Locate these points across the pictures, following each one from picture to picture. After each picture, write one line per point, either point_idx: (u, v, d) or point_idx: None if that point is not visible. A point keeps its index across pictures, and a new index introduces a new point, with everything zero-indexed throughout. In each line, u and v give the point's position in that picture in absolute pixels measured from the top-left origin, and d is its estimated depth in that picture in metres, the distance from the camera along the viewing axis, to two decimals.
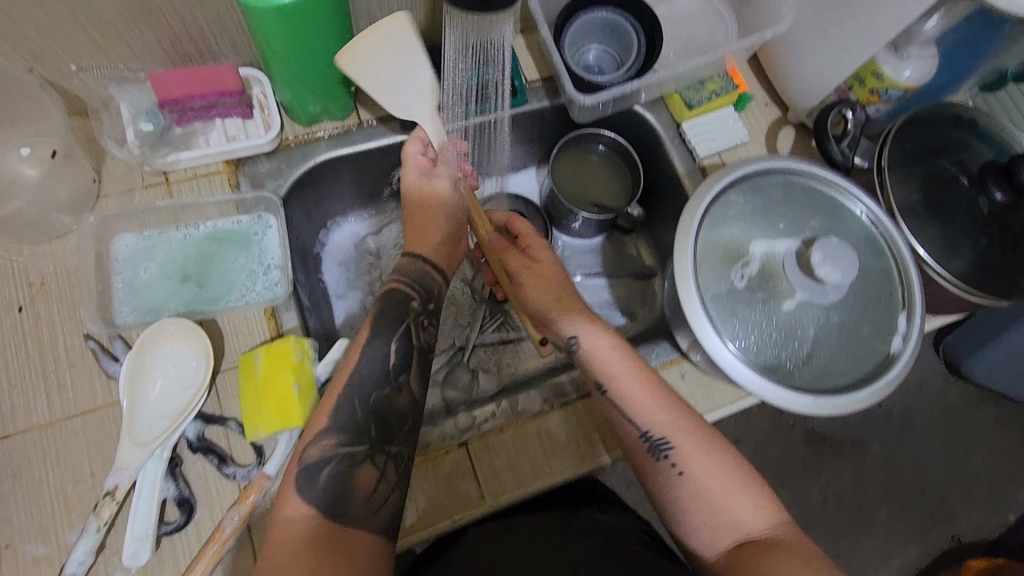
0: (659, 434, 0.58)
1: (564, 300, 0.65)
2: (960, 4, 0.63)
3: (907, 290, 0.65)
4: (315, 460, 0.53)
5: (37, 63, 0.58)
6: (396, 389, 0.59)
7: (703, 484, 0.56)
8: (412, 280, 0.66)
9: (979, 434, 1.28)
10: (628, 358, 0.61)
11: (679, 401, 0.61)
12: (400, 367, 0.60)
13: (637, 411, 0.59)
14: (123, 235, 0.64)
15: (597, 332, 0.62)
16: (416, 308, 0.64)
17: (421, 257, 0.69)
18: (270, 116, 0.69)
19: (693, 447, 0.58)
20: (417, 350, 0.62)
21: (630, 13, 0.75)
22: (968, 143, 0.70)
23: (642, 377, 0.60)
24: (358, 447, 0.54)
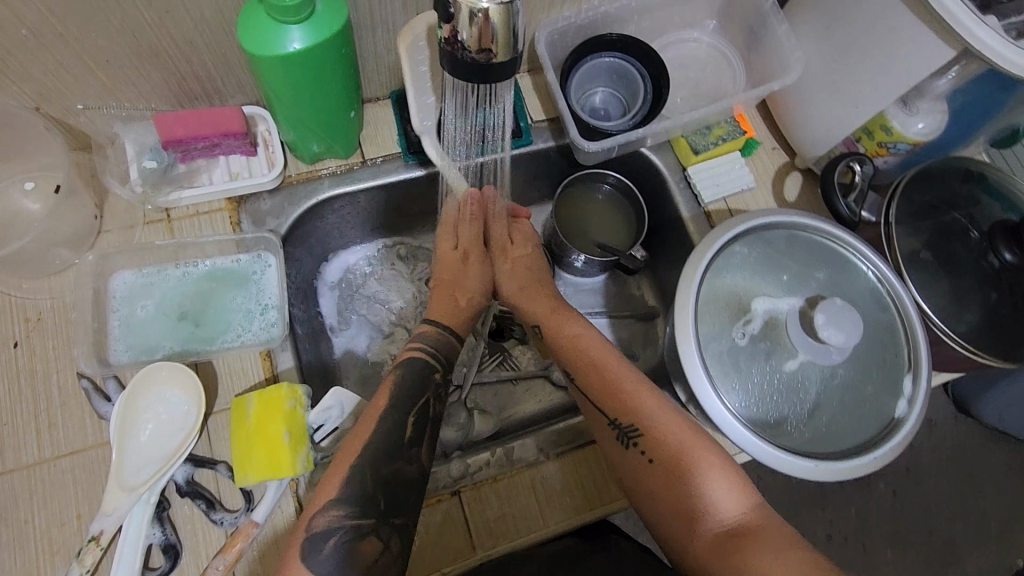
0: (625, 421, 0.61)
1: (557, 310, 0.70)
2: (971, 64, 0.61)
3: (913, 349, 0.63)
4: (321, 530, 0.52)
5: (44, 102, 0.59)
6: (408, 461, 0.58)
7: (670, 469, 0.58)
8: (433, 346, 0.65)
9: (990, 477, 1.25)
10: (590, 347, 0.66)
11: (647, 389, 0.63)
12: (413, 439, 0.59)
13: (608, 405, 0.63)
14: (121, 272, 0.64)
15: (573, 335, 0.67)
16: (437, 378, 0.64)
17: (446, 327, 0.67)
18: (274, 154, 0.69)
19: (660, 430, 0.60)
20: (430, 426, 0.61)
21: (637, 58, 0.75)
22: (978, 198, 0.69)
23: (608, 367, 0.64)
24: (364, 520, 0.53)
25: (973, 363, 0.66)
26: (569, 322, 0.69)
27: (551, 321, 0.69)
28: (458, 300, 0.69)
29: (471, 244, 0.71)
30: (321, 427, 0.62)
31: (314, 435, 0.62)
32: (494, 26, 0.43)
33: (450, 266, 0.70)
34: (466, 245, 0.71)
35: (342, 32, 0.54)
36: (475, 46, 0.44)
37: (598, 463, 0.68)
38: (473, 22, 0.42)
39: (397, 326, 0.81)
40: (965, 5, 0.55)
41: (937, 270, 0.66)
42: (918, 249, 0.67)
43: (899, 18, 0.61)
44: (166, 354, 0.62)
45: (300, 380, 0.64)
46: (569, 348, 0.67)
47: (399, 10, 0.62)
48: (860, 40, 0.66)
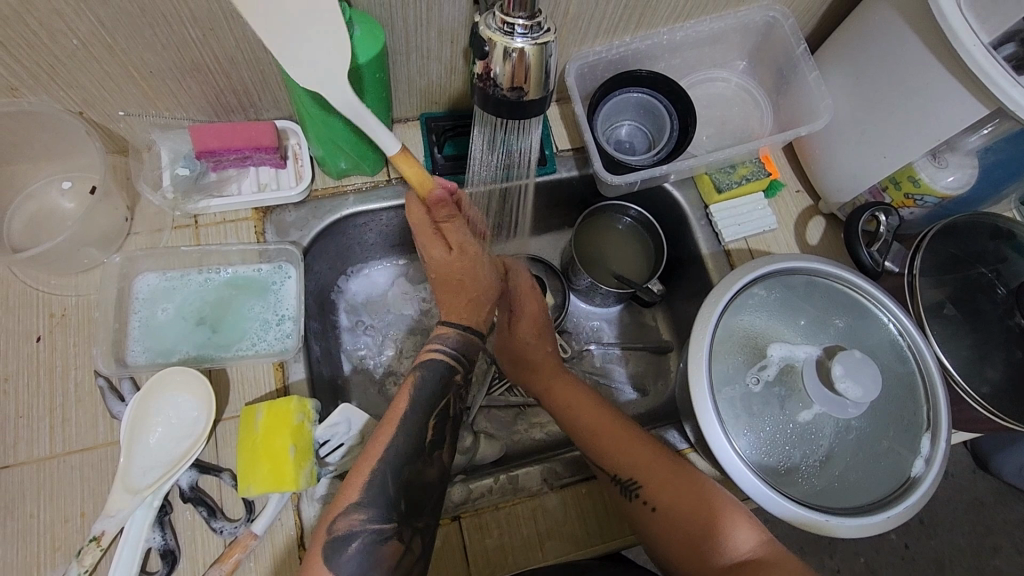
0: (626, 476, 0.61)
1: (557, 375, 0.70)
2: (1005, 123, 0.61)
3: (932, 407, 0.61)
4: (343, 534, 0.50)
5: (88, 108, 0.61)
6: (429, 462, 0.55)
7: (676, 517, 0.58)
8: (453, 346, 0.60)
9: (1007, 535, 1.21)
10: (586, 406, 0.67)
11: (644, 440, 0.63)
12: (435, 440, 0.56)
13: (608, 463, 0.62)
14: (146, 274, 0.66)
15: (571, 400, 0.68)
16: (458, 379, 0.60)
17: (465, 326, 0.61)
18: (303, 168, 0.71)
19: (659, 481, 0.60)
20: (452, 421, 0.59)
21: (664, 96, 0.76)
22: (1005, 255, 0.68)
23: (603, 425, 0.64)
24: (387, 523, 0.51)
25: (993, 424, 0.64)
26: (567, 388, 0.69)
27: (552, 387, 0.70)
28: (466, 291, 0.62)
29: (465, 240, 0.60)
30: (327, 443, 0.62)
31: (320, 450, 0.62)
32: (528, 63, 0.44)
33: (446, 267, 0.61)
34: (455, 240, 0.60)
35: (377, 58, 0.56)
36: (507, 84, 0.45)
37: (603, 499, 0.67)
38: (508, 59, 0.43)
39: (410, 343, 0.82)
40: (1001, 65, 0.55)
41: (961, 325, 0.65)
42: (942, 303, 0.66)
43: (931, 73, 0.61)
44: (181, 358, 0.63)
45: (309, 393, 0.65)
46: (572, 411, 0.67)
47: (434, 38, 0.64)
48: (891, 91, 0.66)
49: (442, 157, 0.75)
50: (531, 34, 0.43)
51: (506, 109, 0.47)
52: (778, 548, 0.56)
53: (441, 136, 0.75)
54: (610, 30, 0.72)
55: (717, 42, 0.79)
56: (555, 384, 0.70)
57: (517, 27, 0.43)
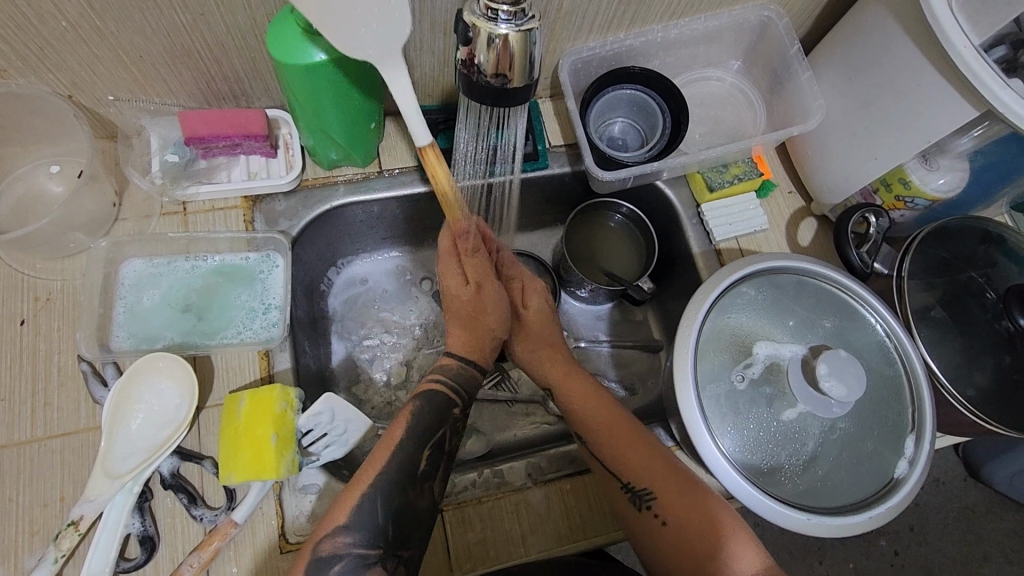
0: (641, 485, 0.59)
1: (571, 372, 0.67)
2: (995, 126, 0.61)
3: (917, 409, 0.61)
4: (327, 556, 0.50)
5: (77, 91, 0.61)
6: (420, 494, 0.55)
7: (686, 536, 0.56)
8: (455, 378, 0.61)
9: (996, 540, 1.21)
10: (603, 406, 0.64)
11: (659, 452, 0.61)
12: (427, 472, 0.56)
13: (623, 470, 0.60)
14: (132, 260, 0.65)
15: (585, 395, 0.65)
16: (456, 414, 0.60)
17: (468, 360, 0.63)
18: (293, 157, 0.71)
19: (675, 495, 0.58)
20: (447, 456, 0.58)
21: (657, 94, 0.76)
22: (994, 259, 0.68)
23: (622, 434, 0.62)
24: (373, 550, 0.51)
25: (978, 428, 0.64)
26: (583, 386, 0.66)
27: (565, 386, 0.66)
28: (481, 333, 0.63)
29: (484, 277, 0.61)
30: (310, 432, 0.62)
31: (302, 440, 0.62)
32: (513, 52, 0.44)
33: (464, 301, 0.61)
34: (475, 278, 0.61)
35: None
36: (491, 71, 0.45)
37: (587, 495, 0.67)
38: (492, 46, 0.43)
39: (402, 336, 0.82)
40: (991, 67, 0.55)
41: (949, 329, 0.65)
42: (931, 306, 0.66)
43: (922, 73, 0.61)
44: (165, 345, 0.63)
45: (294, 382, 0.65)
46: (588, 414, 0.64)
47: (427, 29, 0.64)
48: (882, 93, 0.66)
49: None
50: (514, 21, 0.43)
51: (491, 95, 0.47)
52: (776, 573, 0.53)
53: (432, 129, 0.75)
54: (604, 26, 0.72)
55: (712, 41, 0.79)
56: (570, 382, 0.66)
57: (500, 13, 0.43)
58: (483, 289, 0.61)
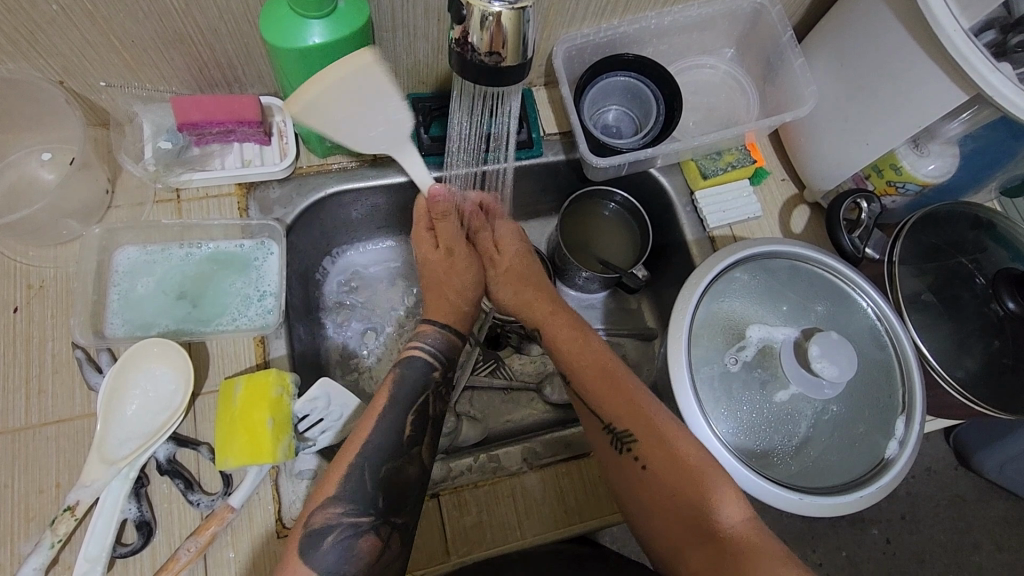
0: (621, 428, 0.61)
1: (558, 317, 0.68)
2: (984, 110, 0.62)
3: (908, 391, 0.62)
4: (319, 528, 0.51)
5: (68, 76, 0.60)
6: (410, 460, 0.56)
7: (664, 476, 0.58)
8: (433, 345, 0.62)
9: (986, 527, 1.22)
10: (585, 351, 0.65)
11: (638, 392, 0.63)
12: (414, 438, 0.57)
13: (604, 412, 0.62)
14: (126, 247, 0.65)
15: (570, 339, 0.67)
16: (437, 377, 0.61)
17: (447, 327, 0.64)
18: (287, 145, 0.71)
19: (654, 437, 0.60)
20: (433, 420, 0.59)
21: (651, 81, 0.76)
22: (984, 245, 0.69)
23: (603, 378, 0.64)
24: (364, 518, 0.52)
25: (969, 411, 0.65)
26: (568, 330, 0.67)
27: (549, 327, 0.68)
28: (455, 297, 0.65)
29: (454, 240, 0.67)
30: (306, 418, 0.62)
31: (299, 425, 0.62)
32: (505, 32, 0.44)
33: (436, 264, 0.67)
34: (446, 242, 0.67)
35: (359, 33, 0.56)
36: (484, 50, 0.45)
37: (582, 478, 0.67)
38: (485, 26, 0.43)
39: (394, 324, 0.82)
40: (980, 51, 0.56)
41: (939, 313, 0.66)
42: (921, 291, 0.67)
43: (913, 58, 0.62)
44: (160, 332, 0.63)
45: (290, 368, 0.65)
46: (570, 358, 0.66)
47: (421, 15, 0.64)
48: (874, 80, 0.66)
49: (428, 137, 0.75)
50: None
51: (485, 75, 0.47)
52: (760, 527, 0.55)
53: (426, 116, 0.75)
54: (598, 13, 0.72)
55: (706, 28, 0.79)
56: (556, 324, 0.68)
57: None
58: (453, 252, 0.67)
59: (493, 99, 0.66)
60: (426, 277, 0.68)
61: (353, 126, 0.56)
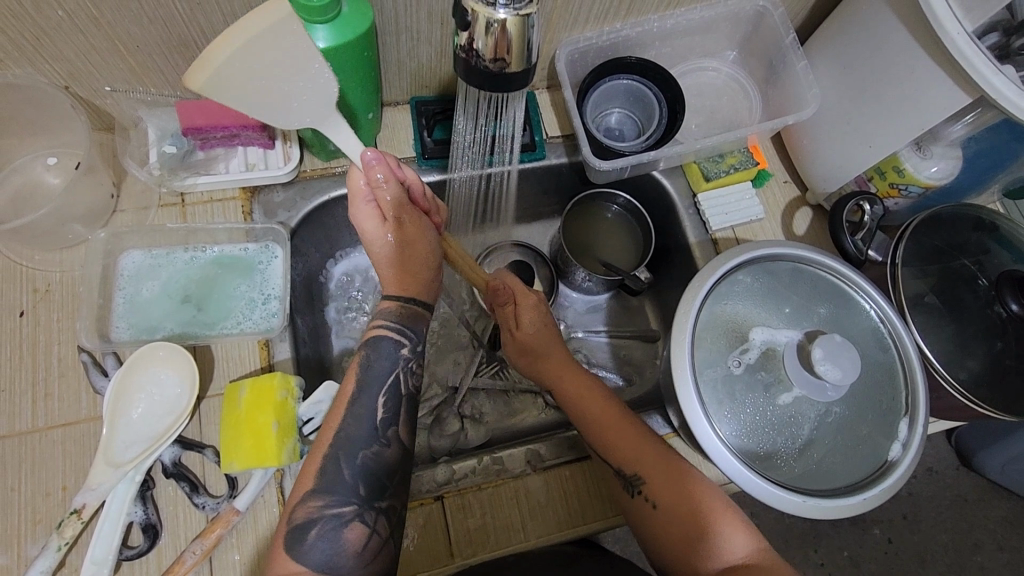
0: (630, 470, 0.60)
1: (566, 367, 0.67)
2: (987, 112, 0.62)
3: (911, 393, 0.62)
4: (302, 522, 0.50)
5: (73, 81, 0.61)
6: (386, 444, 0.55)
7: (675, 515, 0.57)
8: (396, 320, 0.59)
9: (989, 528, 1.22)
10: (594, 400, 0.64)
11: (648, 438, 0.62)
12: (388, 420, 0.55)
13: (613, 457, 0.61)
14: (131, 251, 0.65)
15: (579, 390, 0.65)
16: (404, 356, 0.58)
17: (409, 298, 0.60)
18: (291, 149, 0.71)
19: (664, 478, 0.59)
20: (406, 400, 0.57)
21: (653, 84, 0.76)
22: (987, 247, 0.69)
23: (613, 424, 0.62)
24: (347, 507, 0.51)
25: (972, 412, 0.65)
26: (576, 379, 0.67)
27: (560, 379, 0.67)
28: (416, 269, 0.60)
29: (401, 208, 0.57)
30: (310, 421, 0.62)
31: (303, 428, 0.62)
32: (510, 37, 0.44)
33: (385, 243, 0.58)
34: (397, 215, 0.57)
35: (360, 39, 0.56)
36: (490, 56, 0.45)
37: (586, 481, 0.68)
38: (490, 32, 0.43)
39: None
40: (983, 54, 0.56)
41: (942, 315, 0.66)
42: (923, 292, 0.67)
43: (915, 60, 0.62)
44: (165, 335, 0.63)
45: (294, 371, 0.65)
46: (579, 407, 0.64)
47: (424, 19, 0.64)
48: (876, 82, 0.67)
49: (431, 141, 0.76)
50: (513, 6, 0.43)
51: (490, 81, 0.47)
52: (770, 555, 0.55)
53: (430, 120, 0.76)
54: (600, 16, 0.72)
55: (708, 31, 0.79)
56: (567, 377, 0.67)
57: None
58: (404, 226, 0.58)
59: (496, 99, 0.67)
60: (379, 258, 0.60)
61: (261, 90, 0.48)
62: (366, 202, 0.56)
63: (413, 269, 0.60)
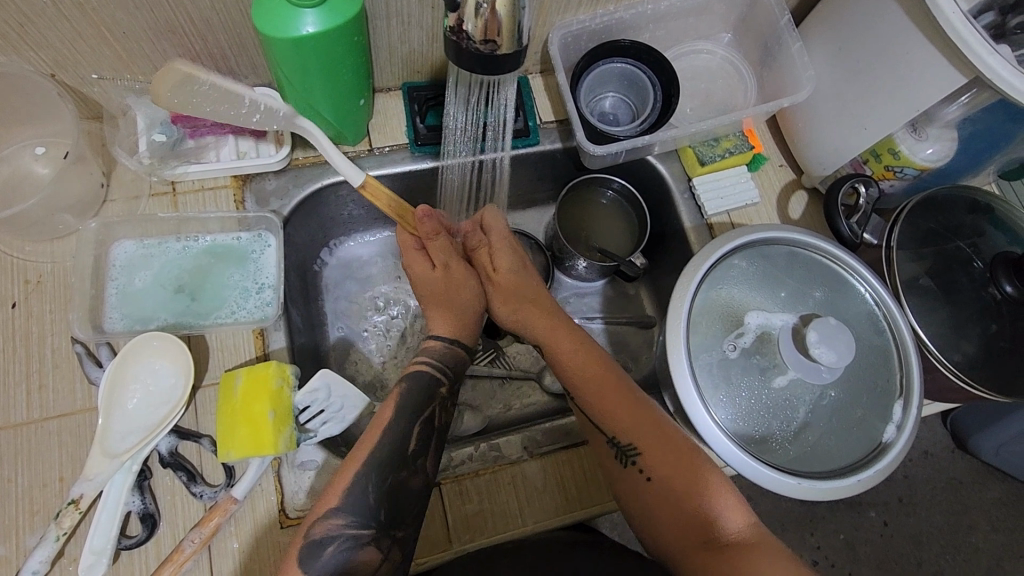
0: (626, 440, 0.59)
1: (557, 327, 0.64)
2: (984, 93, 0.61)
3: (904, 374, 0.62)
4: (319, 539, 0.50)
5: (60, 69, 0.60)
6: (413, 472, 0.55)
7: (669, 489, 0.57)
8: (440, 358, 0.61)
9: (981, 509, 1.24)
10: (592, 362, 0.63)
11: (646, 406, 0.61)
12: (419, 450, 0.56)
13: (609, 426, 0.60)
14: (123, 241, 0.65)
15: (572, 351, 0.63)
16: (443, 393, 0.60)
17: (453, 340, 0.62)
18: (282, 135, 0.70)
19: (660, 450, 0.58)
20: (437, 434, 0.58)
21: (647, 67, 0.75)
22: (982, 229, 0.69)
23: (609, 389, 0.61)
24: (364, 530, 0.51)
25: (967, 394, 0.65)
26: (569, 339, 0.64)
27: (551, 339, 0.64)
28: (457, 313, 0.63)
29: (450, 256, 0.63)
30: (307, 409, 0.63)
31: (300, 416, 0.63)
32: (501, 19, 0.44)
33: (434, 283, 0.63)
34: (441, 259, 0.63)
35: (351, 23, 0.56)
36: (480, 37, 0.45)
37: (583, 465, 0.68)
38: (481, 14, 0.43)
39: (392, 314, 0.82)
40: (980, 33, 0.55)
41: (937, 298, 0.66)
42: (919, 275, 0.67)
43: (910, 41, 0.61)
44: (159, 326, 0.63)
45: (290, 360, 0.65)
46: (572, 370, 0.63)
47: (415, 3, 0.63)
48: (871, 63, 0.66)
49: (424, 127, 0.75)
50: None
51: (481, 64, 0.47)
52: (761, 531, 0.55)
53: (422, 106, 0.76)
54: None
55: (702, 13, 0.79)
56: (558, 333, 0.64)
57: None
58: (450, 267, 0.63)
59: (488, 88, 0.66)
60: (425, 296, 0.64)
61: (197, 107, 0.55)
62: (415, 248, 0.63)
63: (456, 312, 0.63)
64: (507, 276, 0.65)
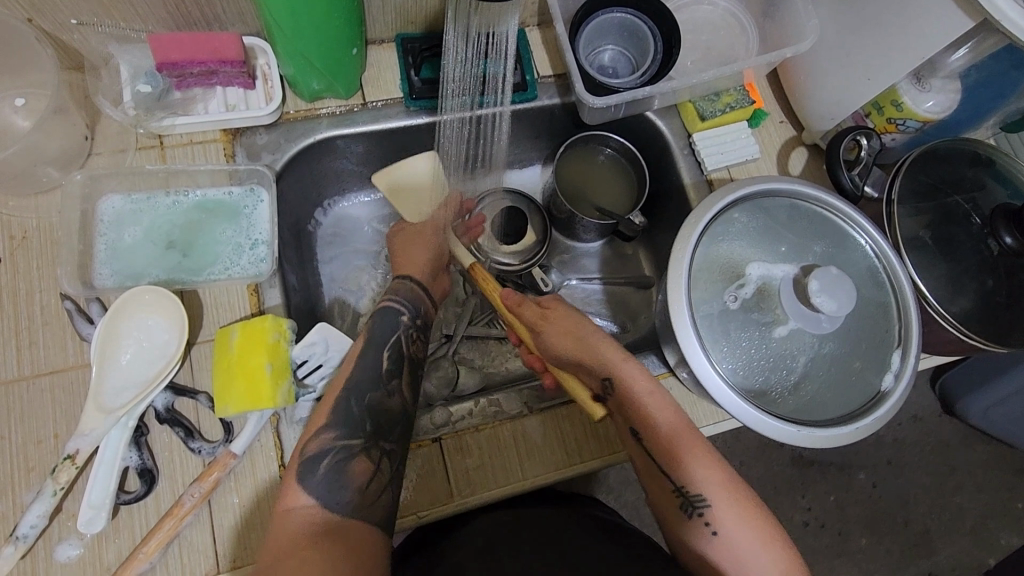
0: (695, 490, 0.55)
1: (629, 359, 0.59)
2: (989, 39, 0.61)
3: (903, 325, 0.63)
4: (314, 454, 0.54)
5: (37, 13, 0.57)
6: (390, 393, 0.59)
7: (736, 550, 0.52)
8: (401, 297, 0.66)
9: (968, 470, 1.26)
10: (665, 405, 0.58)
11: (717, 458, 0.57)
12: (393, 371, 0.61)
13: (675, 472, 0.56)
14: (111, 195, 0.63)
15: (648, 394, 0.58)
16: (408, 322, 0.65)
17: (411, 279, 0.68)
18: (272, 88, 0.68)
19: (727, 505, 0.54)
20: (409, 362, 0.63)
21: (647, 16, 0.73)
22: (983, 182, 0.68)
23: (685, 437, 0.57)
24: (354, 441, 0.56)
25: (963, 346, 0.65)
26: (643, 380, 0.59)
27: (623, 379, 0.59)
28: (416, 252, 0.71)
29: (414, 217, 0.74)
30: (305, 363, 0.62)
31: (297, 371, 0.62)
32: None
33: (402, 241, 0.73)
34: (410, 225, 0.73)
35: None
36: None
37: (583, 420, 0.68)
38: None
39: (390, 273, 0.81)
40: None
41: (936, 251, 0.66)
42: (918, 230, 0.67)
43: None
44: (151, 281, 0.62)
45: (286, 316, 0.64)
46: (645, 411, 0.58)
47: None
48: (877, 9, 0.65)
49: (419, 80, 0.73)
50: None
51: None
52: None
53: (417, 58, 0.73)
54: None
55: None
56: (626, 370, 0.59)
57: None
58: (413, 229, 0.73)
59: (490, 31, 0.64)
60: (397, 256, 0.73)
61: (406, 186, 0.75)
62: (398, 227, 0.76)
63: (412, 255, 0.70)
64: (557, 313, 0.64)
